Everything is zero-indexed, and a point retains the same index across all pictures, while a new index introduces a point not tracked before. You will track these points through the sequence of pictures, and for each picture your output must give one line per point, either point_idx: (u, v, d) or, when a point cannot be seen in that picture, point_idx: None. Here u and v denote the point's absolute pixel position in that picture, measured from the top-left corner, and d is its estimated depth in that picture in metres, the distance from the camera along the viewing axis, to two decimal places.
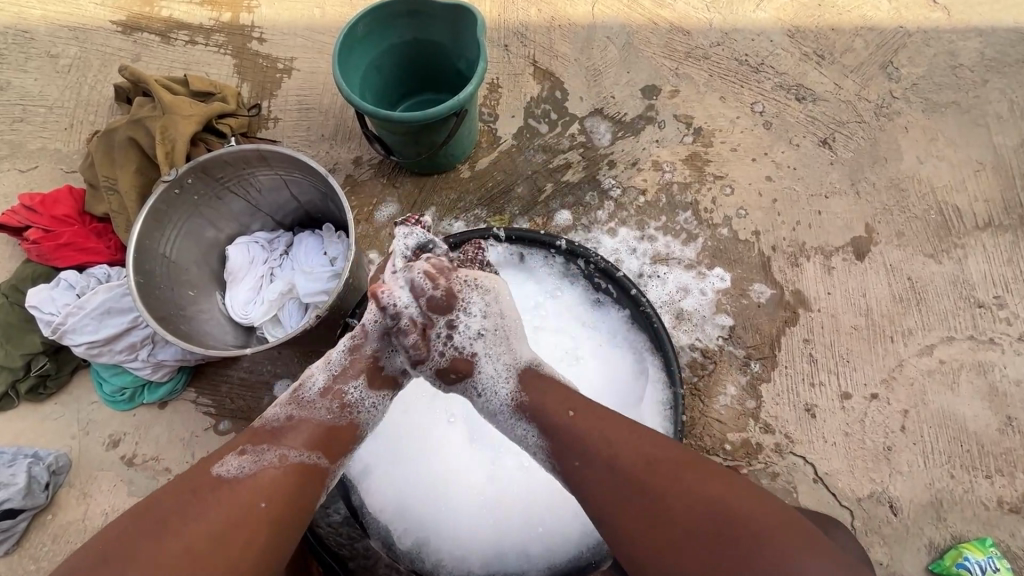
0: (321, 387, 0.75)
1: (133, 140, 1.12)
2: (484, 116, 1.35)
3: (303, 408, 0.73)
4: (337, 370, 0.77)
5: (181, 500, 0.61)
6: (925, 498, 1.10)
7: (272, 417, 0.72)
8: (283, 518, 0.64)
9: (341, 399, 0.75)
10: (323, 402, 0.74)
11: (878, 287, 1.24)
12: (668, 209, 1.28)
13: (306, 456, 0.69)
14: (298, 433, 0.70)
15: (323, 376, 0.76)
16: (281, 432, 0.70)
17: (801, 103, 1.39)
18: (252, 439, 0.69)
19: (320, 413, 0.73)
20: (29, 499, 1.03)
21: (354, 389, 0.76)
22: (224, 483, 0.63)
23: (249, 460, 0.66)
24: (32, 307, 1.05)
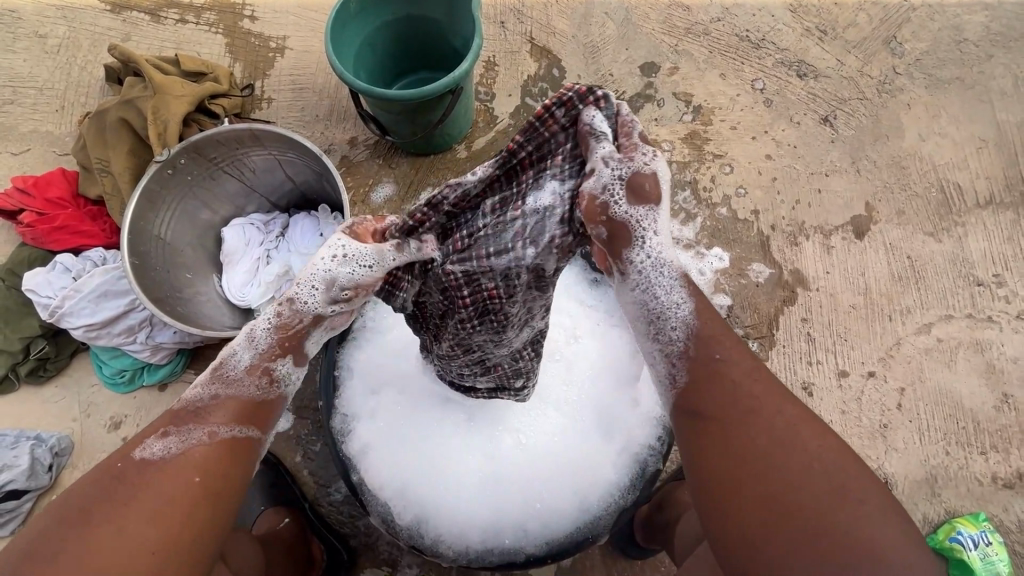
0: (246, 363, 0.63)
1: (124, 121, 1.10)
2: (481, 94, 1.33)
3: (227, 384, 0.62)
4: (264, 347, 0.64)
5: (101, 488, 0.54)
6: (921, 474, 1.11)
7: (195, 397, 0.61)
8: (222, 492, 0.57)
9: (270, 374, 0.64)
10: (251, 379, 0.63)
11: (877, 266, 1.24)
12: (666, 188, 1.27)
13: (237, 430, 0.60)
14: (229, 409, 0.61)
15: (248, 354, 0.63)
16: (206, 411, 0.60)
17: (803, 80, 1.37)
18: (175, 419, 0.59)
19: (248, 389, 0.62)
20: (32, 480, 1.04)
21: (287, 366, 0.64)
22: (149, 467, 0.56)
23: (175, 440, 0.57)
24: (29, 291, 1.05)
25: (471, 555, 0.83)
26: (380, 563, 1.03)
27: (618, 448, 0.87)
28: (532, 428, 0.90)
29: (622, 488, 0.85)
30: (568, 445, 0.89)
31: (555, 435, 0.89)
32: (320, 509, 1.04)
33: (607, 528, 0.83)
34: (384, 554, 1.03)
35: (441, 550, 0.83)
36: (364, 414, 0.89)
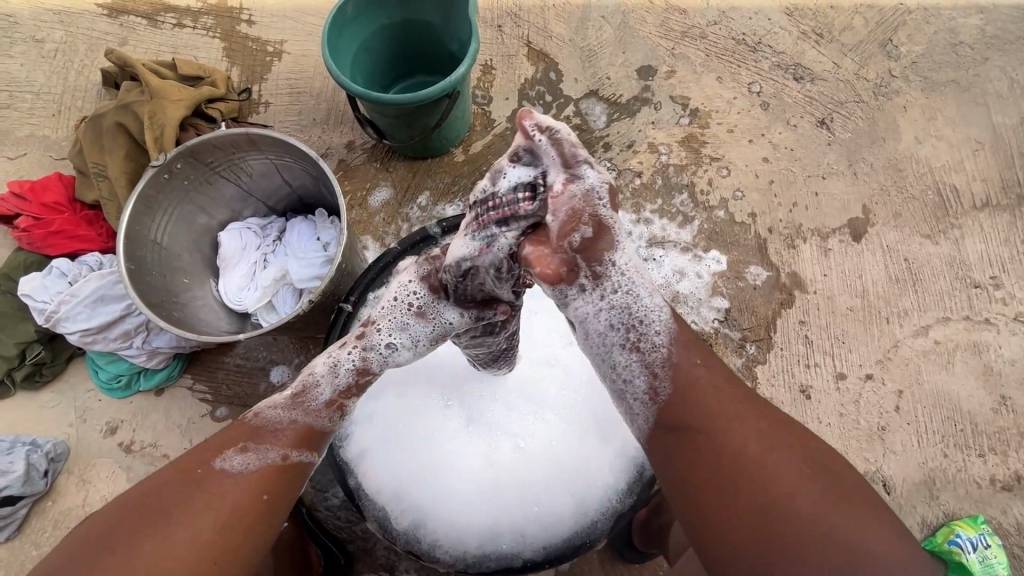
0: (328, 399, 0.71)
1: (121, 126, 1.10)
2: (478, 98, 1.33)
3: (310, 415, 0.70)
4: (344, 385, 0.71)
5: (178, 493, 0.60)
6: (918, 477, 1.11)
7: (271, 415, 0.69)
8: (280, 508, 0.65)
9: (345, 409, 0.72)
10: (328, 412, 0.71)
11: (875, 268, 1.24)
12: (664, 191, 1.28)
13: (302, 454, 0.68)
14: (295, 432, 0.68)
15: (330, 387, 0.71)
16: (279, 430, 0.68)
17: (799, 82, 1.37)
18: (250, 435, 0.66)
19: (323, 421, 0.71)
20: (28, 486, 1.03)
21: (358, 401, 0.74)
22: (223, 477, 0.62)
23: (250, 456, 0.64)
24: (25, 295, 1.04)
25: (469, 560, 0.82)
26: (378, 568, 1.03)
27: (616, 452, 0.86)
28: (530, 432, 0.88)
29: (616, 491, 0.84)
30: (567, 449, 0.87)
31: (553, 440, 0.88)
32: (318, 514, 1.04)
33: (604, 534, 0.82)
34: (381, 559, 1.03)
35: (437, 554, 0.83)
36: (361, 417, 0.88)
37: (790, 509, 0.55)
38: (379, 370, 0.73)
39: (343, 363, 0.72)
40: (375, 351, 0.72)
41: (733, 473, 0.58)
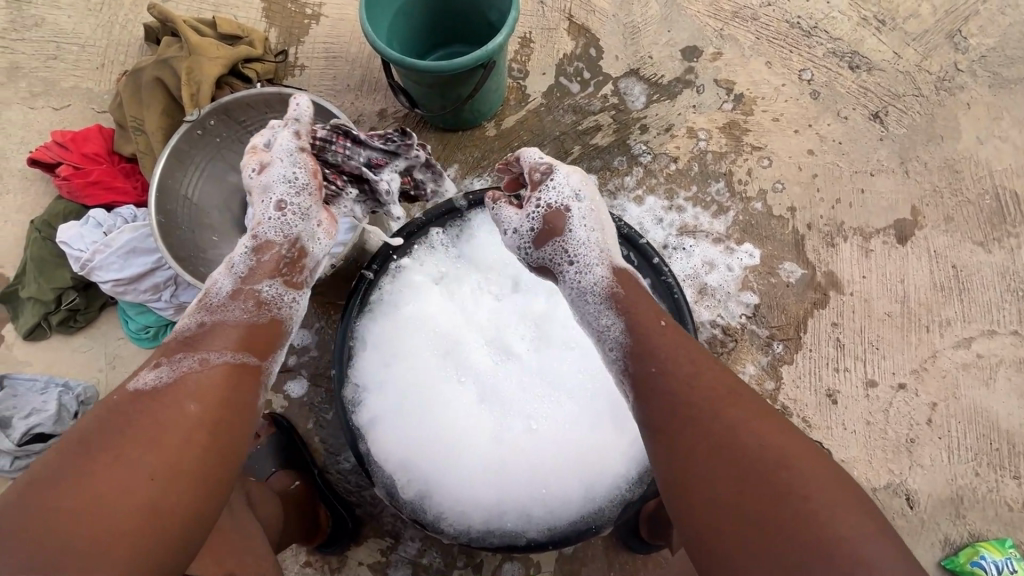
0: (229, 290, 0.72)
1: (159, 81, 1.11)
2: (514, 72, 1.29)
3: (214, 312, 0.70)
4: (244, 273, 0.74)
5: (102, 419, 0.58)
6: (946, 494, 1.06)
7: (184, 327, 0.69)
8: (218, 412, 0.62)
9: (255, 296, 0.72)
10: (235, 302, 0.71)
11: (918, 273, 1.18)
12: (700, 179, 1.23)
13: (231, 355, 0.67)
14: (219, 335, 0.68)
15: (230, 280, 0.73)
16: (200, 338, 0.67)
17: (854, 72, 1.30)
18: (167, 352, 0.65)
19: (234, 313, 0.70)
20: (59, 425, 1.08)
21: (269, 288, 0.74)
22: (146, 393, 0.60)
23: (167, 369, 0.63)
24: (62, 243, 1.08)
25: (473, 535, 0.83)
26: (384, 535, 1.04)
27: (629, 442, 0.84)
28: (545, 414, 0.87)
29: (628, 481, 0.82)
30: (581, 435, 0.85)
31: (567, 424, 0.86)
32: (328, 476, 1.06)
33: (610, 521, 0.81)
34: (387, 526, 1.04)
35: (442, 526, 0.83)
36: (374, 387, 0.88)
37: (806, 496, 0.54)
38: (279, 248, 0.76)
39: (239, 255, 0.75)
40: (267, 221, 0.76)
41: (731, 449, 0.58)
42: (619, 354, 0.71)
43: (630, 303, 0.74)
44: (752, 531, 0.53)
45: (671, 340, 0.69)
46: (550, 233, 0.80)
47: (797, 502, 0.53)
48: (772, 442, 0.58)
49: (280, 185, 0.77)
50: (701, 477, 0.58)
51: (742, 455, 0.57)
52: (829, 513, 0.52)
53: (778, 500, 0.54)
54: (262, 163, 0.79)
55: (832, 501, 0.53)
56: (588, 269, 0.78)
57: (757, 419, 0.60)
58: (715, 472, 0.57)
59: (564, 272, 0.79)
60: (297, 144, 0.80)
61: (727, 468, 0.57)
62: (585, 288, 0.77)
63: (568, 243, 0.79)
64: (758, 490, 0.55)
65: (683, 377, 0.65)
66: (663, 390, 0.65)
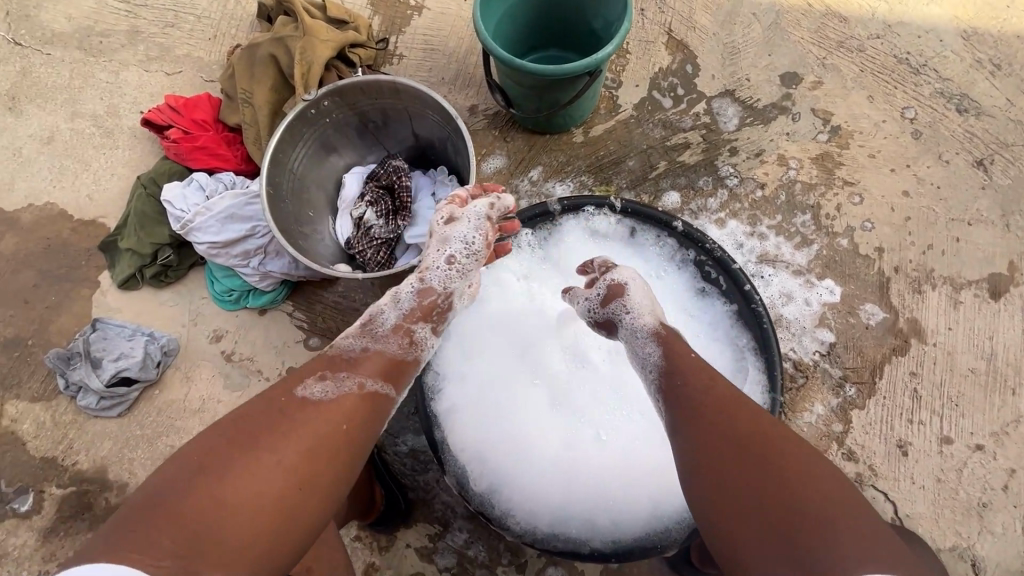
0: (392, 324, 0.77)
1: (272, 57, 1.16)
2: (607, 81, 1.29)
3: (378, 342, 0.75)
4: (407, 310, 0.79)
5: (267, 416, 0.63)
6: (1015, 565, 1.01)
7: (348, 346, 0.74)
8: (350, 440, 0.65)
9: (410, 335, 0.77)
10: (395, 337, 0.76)
11: (1009, 332, 1.12)
12: (786, 208, 1.20)
13: (377, 386, 0.71)
14: (369, 363, 0.72)
15: (394, 313, 0.78)
16: (358, 361, 0.72)
17: (962, 115, 1.24)
18: (329, 366, 0.70)
19: (392, 346, 0.76)
20: (142, 372, 1.14)
21: (421, 328, 0.79)
22: (310, 403, 0.65)
23: (331, 386, 0.67)
24: (166, 202, 1.14)
25: (538, 536, 0.81)
26: (433, 521, 1.06)
27: None
28: (617, 427, 0.87)
29: None
30: (651, 452, 0.86)
31: (638, 439, 0.87)
32: (386, 456, 1.09)
33: (677, 543, 0.79)
34: (437, 512, 1.06)
35: (508, 523, 0.82)
36: (453, 377, 0.90)
37: (814, 503, 0.55)
38: (438, 295, 0.81)
39: (405, 291, 0.81)
40: (433, 270, 0.82)
41: (747, 451, 0.61)
42: (656, 376, 0.76)
43: (675, 341, 0.78)
44: (756, 525, 0.56)
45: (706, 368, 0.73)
46: (612, 296, 0.83)
47: (801, 503, 0.55)
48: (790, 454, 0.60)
49: (458, 246, 0.84)
50: (716, 471, 0.62)
51: (762, 458, 0.60)
52: (834, 520, 0.53)
53: (788, 496, 0.56)
54: (451, 216, 0.86)
55: (841, 509, 0.55)
56: (640, 317, 0.81)
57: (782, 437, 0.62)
58: (730, 471, 0.61)
59: (622, 320, 0.82)
60: (486, 212, 0.86)
61: (739, 464, 0.60)
62: (633, 327, 0.81)
63: (626, 301, 0.82)
64: (768, 490, 0.57)
65: (716, 392, 0.69)
66: (692, 400, 0.70)
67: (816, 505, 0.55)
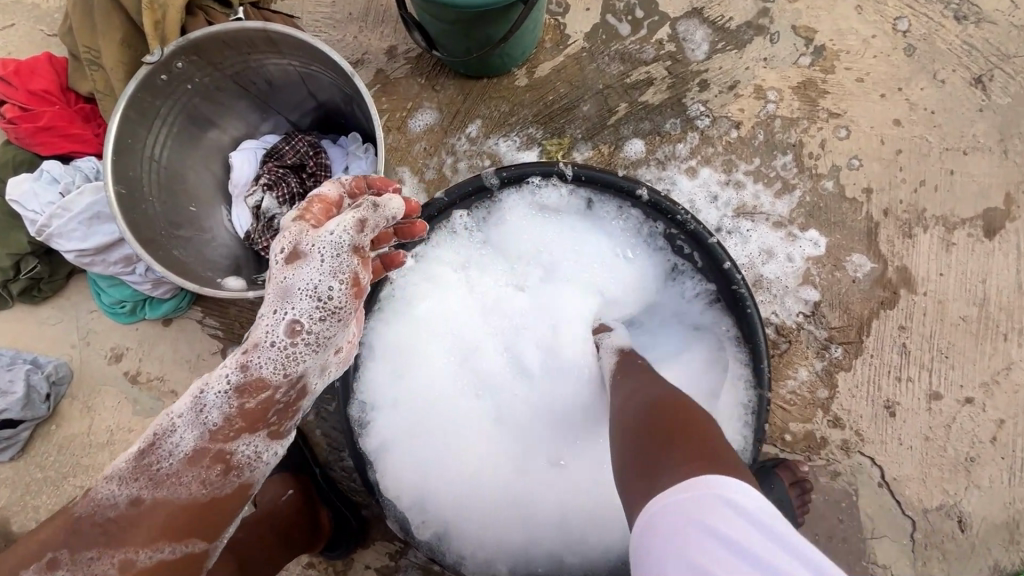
0: (191, 448, 0.62)
1: (117, 1, 0.89)
2: (552, 5, 1.07)
3: (161, 487, 0.60)
4: (218, 423, 0.62)
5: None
6: (1001, 518, 0.97)
7: (109, 493, 0.59)
8: None
9: (225, 461, 0.62)
10: (192, 472, 0.61)
11: (1003, 272, 1.03)
12: (764, 150, 1.05)
13: (179, 549, 0.59)
14: (151, 520, 0.59)
15: (190, 433, 0.62)
16: (124, 530, 0.58)
17: (961, 23, 1.07)
18: (72, 535, 0.58)
19: (187, 491, 0.60)
20: (29, 409, 0.96)
21: (245, 445, 0.63)
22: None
23: (87, 574, 0.56)
24: (13, 203, 0.90)
25: None
26: (392, 538, 0.96)
27: None
28: (573, 445, 0.78)
29: None
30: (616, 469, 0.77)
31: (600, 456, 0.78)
32: (332, 475, 0.97)
33: None
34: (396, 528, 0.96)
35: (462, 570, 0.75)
36: (384, 406, 0.78)
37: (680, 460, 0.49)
38: (278, 384, 0.63)
39: (217, 390, 0.62)
40: (266, 351, 0.62)
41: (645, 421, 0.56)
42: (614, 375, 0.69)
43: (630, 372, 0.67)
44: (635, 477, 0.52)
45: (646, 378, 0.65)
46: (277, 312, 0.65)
47: (667, 461, 0.50)
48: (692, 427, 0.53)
49: (306, 302, 0.62)
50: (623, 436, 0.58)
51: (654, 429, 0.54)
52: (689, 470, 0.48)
53: (665, 451, 0.51)
54: (294, 251, 0.63)
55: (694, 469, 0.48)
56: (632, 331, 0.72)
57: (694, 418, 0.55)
58: (627, 440, 0.56)
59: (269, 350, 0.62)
60: (349, 238, 0.62)
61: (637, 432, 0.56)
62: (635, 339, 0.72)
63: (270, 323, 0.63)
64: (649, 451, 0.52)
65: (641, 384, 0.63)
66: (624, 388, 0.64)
67: (685, 444, 0.51)
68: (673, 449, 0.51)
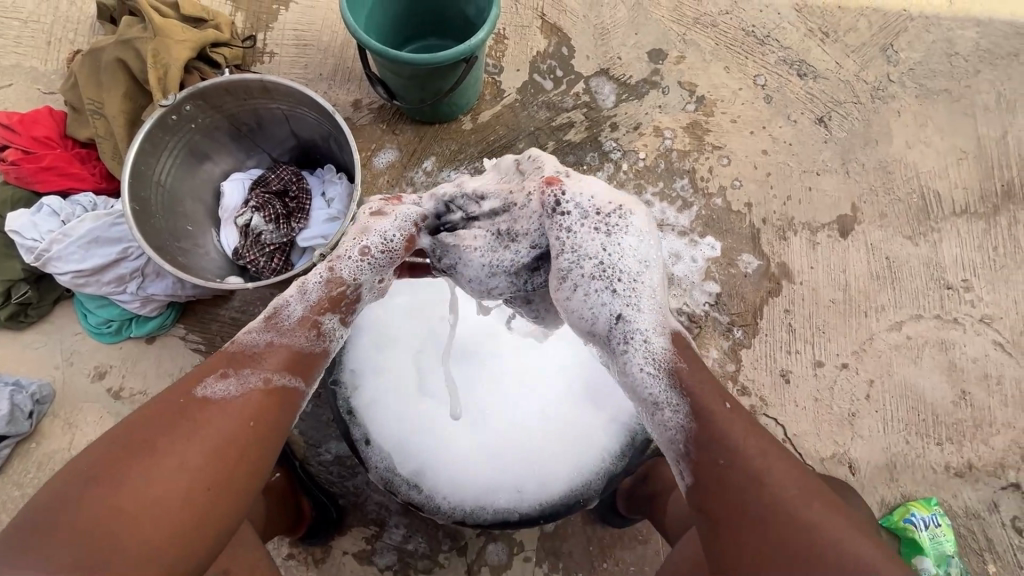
0: (299, 316, 0.72)
1: (121, 62, 1.06)
2: (489, 67, 1.32)
3: (284, 336, 0.70)
4: (313, 302, 0.74)
5: (155, 420, 0.59)
6: (881, 461, 1.18)
7: (251, 341, 0.69)
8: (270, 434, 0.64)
9: (317, 327, 0.73)
10: (303, 331, 0.72)
11: (858, 264, 1.30)
12: (666, 175, 1.30)
13: (287, 380, 0.68)
14: (277, 357, 0.68)
15: (300, 306, 0.73)
16: (258, 357, 0.67)
17: (802, 79, 1.41)
18: (229, 362, 0.66)
19: (299, 340, 0.71)
20: (12, 426, 1.02)
21: (331, 321, 0.75)
22: (208, 403, 0.61)
23: (234, 382, 0.64)
24: (13, 233, 1.00)
25: (466, 511, 0.85)
26: (368, 523, 1.05)
27: (612, 417, 0.90)
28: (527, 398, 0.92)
29: (613, 455, 0.87)
30: (563, 414, 0.90)
31: (551, 402, 0.91)
32: (310, 468, 1.05)
33: (596, 495, 0.86)
34: (371, 514, 1.05)
35: (434, 507, 0.86)
36: (363, 373, 0.90)
37: (813, 545, 0.54)
38: (346, 287, 0.77)
39: (313, 280, 0.77)
40: (346, 260, 0.77)
41: (741, 484, 0.59)
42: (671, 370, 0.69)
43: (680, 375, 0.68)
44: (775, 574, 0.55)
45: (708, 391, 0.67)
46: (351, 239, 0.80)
47: (811, 551, 0.54)
48: (785, 489, 0.58)
49: (376, 238, 0.78)
50: (719, 514, 0.60)
51: (753, 501, 0.58)
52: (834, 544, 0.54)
53: (784, 535, 0.55)
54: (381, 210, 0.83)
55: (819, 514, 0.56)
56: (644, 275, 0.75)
57: (762, 446, 0.62)
58: (724, 518, 0.60)
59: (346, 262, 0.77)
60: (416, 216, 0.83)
61: (739, 519, 0.59)
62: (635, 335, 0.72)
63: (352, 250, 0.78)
64: (762, 532, 0.57)
65: (700, 417, 0.65)
66: (701, 438, 0.64)
67: (781, 513, 0.57)
68: (795, 539, 0.55)
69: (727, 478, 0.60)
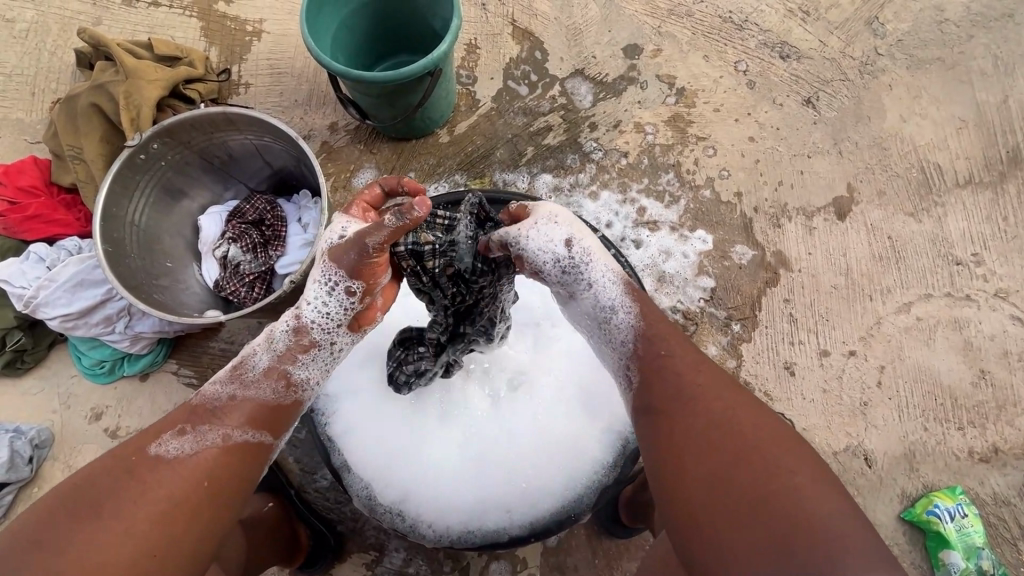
0: (266, 366, 0.71)
1: (96, 106, 1.08)
2: (463, 78, 1.31)
3: (246, 388, 0.69)
4: (282, 351, 0.72)
5: (112, 480, 0.59)
6: (899, 451, 1.13)
7: (213, 395, 0.68)
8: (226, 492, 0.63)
9: (286, 378, 0.71)
10: (268, 382, 0.70)
11: (858, 246, 1.25)
12: (650, 171, 1.27)
13: (249, 435, 0.66)
14: (239, 411, 0.67)
15: (267, 356, 0.71)
16: (218, 411, 0.66)
17: (785, 61, 1.37)
18: (192, 416, 0.66)
19: (264, 393, 0.69)
20: (13, 472, 1.03)
21: (302, 368, 0.72)
22: (166, 461, 0.61)
23: (189, 440, 0.63)
24: (2, 282, 1.02)
25: (452, 536, 0.85)
26: (368, 548, 1.03)
27: (602, 427, 0.89)
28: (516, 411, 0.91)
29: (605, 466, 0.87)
30: (552, 428, 0.90)
31: (540, 415, 0.90)
32: (306, 496, 1.04)
33: (589, 507, 0.85)
34: (370, 538, 1.03)
35: (421, 531, 0.85)
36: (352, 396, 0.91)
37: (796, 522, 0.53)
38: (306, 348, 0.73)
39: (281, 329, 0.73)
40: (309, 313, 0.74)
41: (719, 472, 0.58)
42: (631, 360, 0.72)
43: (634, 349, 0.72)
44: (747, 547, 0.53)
45: (652, 357, 0.70)
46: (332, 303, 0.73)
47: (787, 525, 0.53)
48: (757, 472, 0.57)
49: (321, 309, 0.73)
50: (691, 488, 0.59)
51: (723, 479, 0.58)
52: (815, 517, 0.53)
53: (759, 509, 0.55)
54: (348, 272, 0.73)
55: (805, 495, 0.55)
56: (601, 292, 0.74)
57: (736, 424, 0.62)
58: (694, 493, 0.59)
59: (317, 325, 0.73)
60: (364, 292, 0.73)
61: (715, 497, 0.57)
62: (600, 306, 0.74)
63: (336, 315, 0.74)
64: (741, 514, 0.55)
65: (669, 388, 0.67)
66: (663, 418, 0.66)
67: (757, 496, 0.55)
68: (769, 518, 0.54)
69: (697, 451, 0.61)
